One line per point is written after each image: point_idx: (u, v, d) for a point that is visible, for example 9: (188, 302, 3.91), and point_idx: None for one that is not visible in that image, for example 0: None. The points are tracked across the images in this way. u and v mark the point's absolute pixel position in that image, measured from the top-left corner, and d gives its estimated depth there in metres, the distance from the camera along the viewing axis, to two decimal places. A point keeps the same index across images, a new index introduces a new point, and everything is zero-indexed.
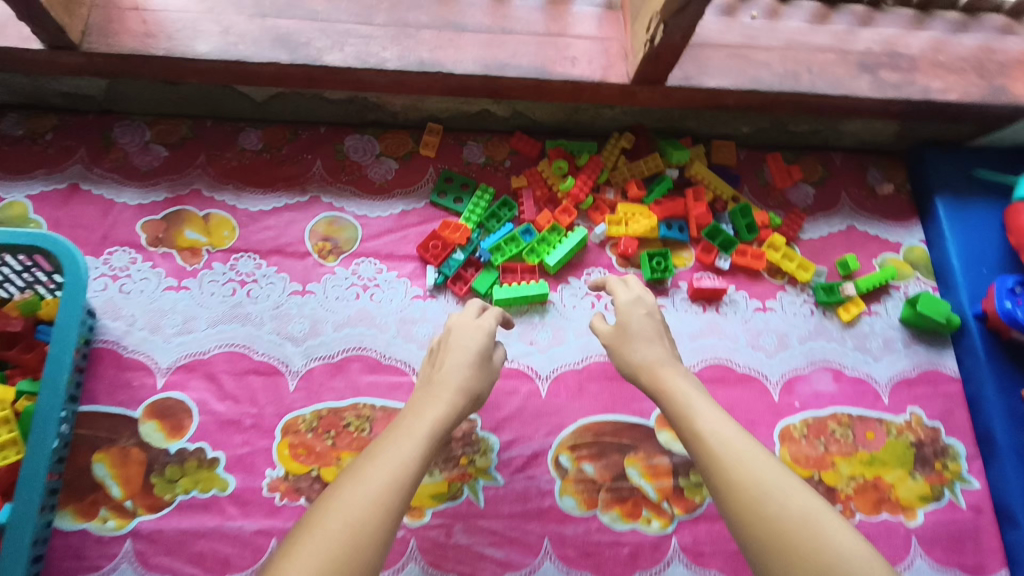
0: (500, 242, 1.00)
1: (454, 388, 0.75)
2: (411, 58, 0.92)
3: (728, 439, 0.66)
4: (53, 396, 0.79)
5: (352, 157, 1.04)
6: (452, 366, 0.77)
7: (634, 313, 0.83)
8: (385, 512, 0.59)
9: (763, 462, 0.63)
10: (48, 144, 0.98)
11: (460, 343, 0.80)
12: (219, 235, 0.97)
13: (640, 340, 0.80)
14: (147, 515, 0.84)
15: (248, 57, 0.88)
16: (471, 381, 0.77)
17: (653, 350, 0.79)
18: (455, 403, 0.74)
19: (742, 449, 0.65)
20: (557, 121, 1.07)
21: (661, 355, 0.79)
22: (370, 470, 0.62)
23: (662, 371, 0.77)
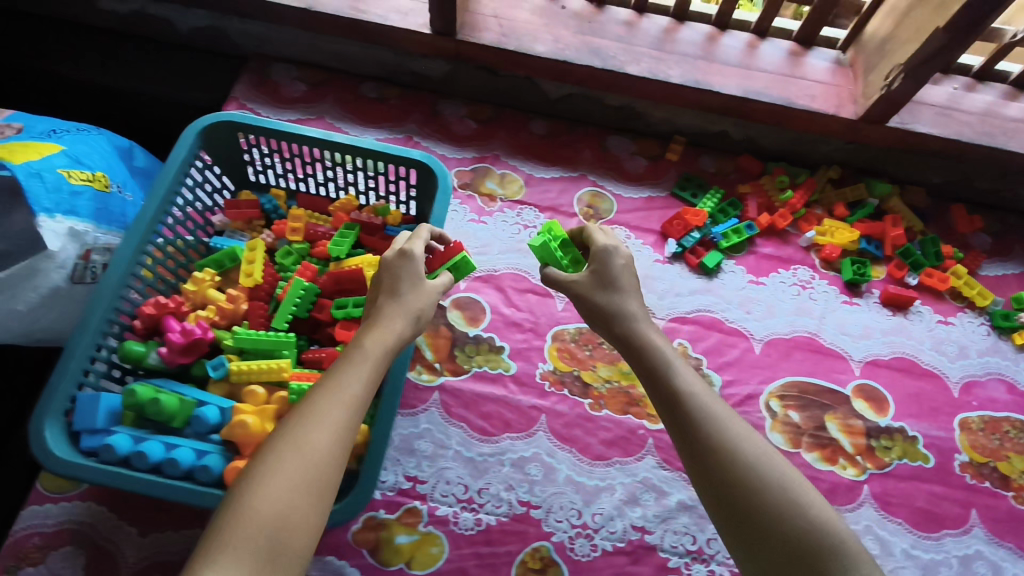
0: (727, 230, 1.23)
1: (391, 331, 0.79)
2: (691, 77, 1.19)
3: (735, 440, 0.70)
4: (430, 259, 0.99)
5: (614, 151, 1.32)
6: (391, 314, 0.80)
7: (631, 296, 0.86)
8: (323, 473, 0.64)
9: (755, 458, 0.69)
10: (394, 106, 1.31)
11: (404, 277, 0.83)
12: (510, 188, 1.24)
13: (640, 320, 0.83)
14: (450, 376, 1.06)
15: (573, 60, 1.18)
16: (412, 303, 0.82)
17: (637, 305, 0.85)
18: (398, 341, 0.78)
19: (721, 424, 0.72)
20: (780, 149, 1.32)
21: (640, 311, 0.84)
22: (305, 435, 0.65)
23: (648, 328, 0.83)
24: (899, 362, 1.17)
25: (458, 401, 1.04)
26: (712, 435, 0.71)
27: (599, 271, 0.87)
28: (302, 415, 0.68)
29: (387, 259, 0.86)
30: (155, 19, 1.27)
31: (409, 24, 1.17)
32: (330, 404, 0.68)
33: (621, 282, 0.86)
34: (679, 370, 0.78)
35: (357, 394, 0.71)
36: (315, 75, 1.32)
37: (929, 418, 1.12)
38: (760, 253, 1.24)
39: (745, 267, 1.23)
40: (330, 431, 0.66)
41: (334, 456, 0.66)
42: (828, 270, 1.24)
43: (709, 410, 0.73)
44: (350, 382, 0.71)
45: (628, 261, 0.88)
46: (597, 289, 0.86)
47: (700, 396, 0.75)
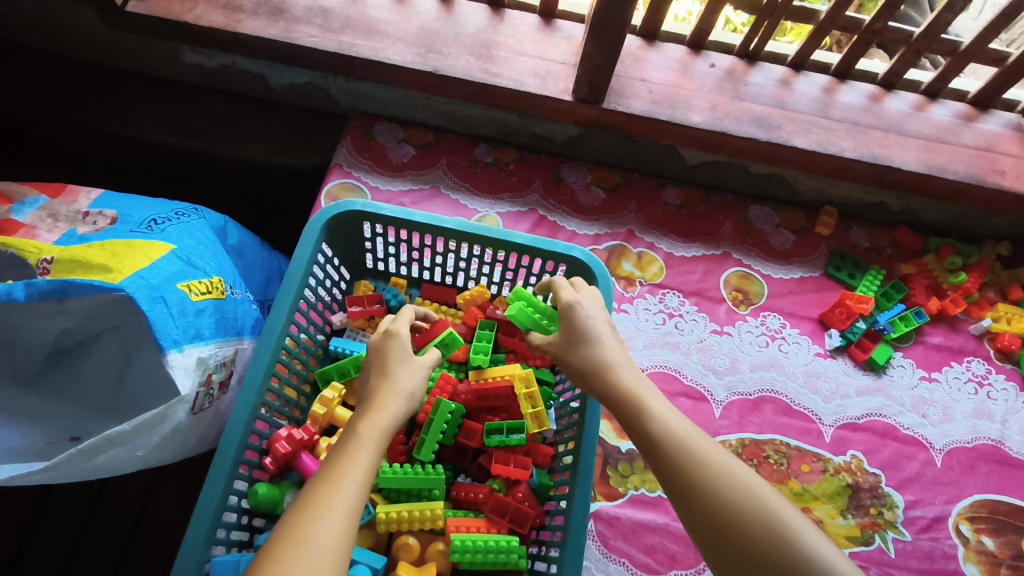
0: (894, 318, 1.10)
1: (391, 416, 0.68)
2: (865, 151, 1.06)
3: (712, 483, 0.61)
4: None
5: (756, 224, 1.18)
6: (389, 397, 0.70)
7: (610, 342, 0.76)
8: (330, 568, 0.54)
9: (752, 501, 0.59)
10: (511, 172, 1.18)
11: (392, 357, 0.74)
12: (649, 270, 1.11)
13: (618, 368, 0.73)
14: (604, 501, 0.93)
15: (733, 131, 1.05)
16: (410, 384, 0.73)
17: (612, 351, 0.75)
18: (394, 424, 0.68)
19: (722, 466, 0.62)
20: (942, 222, 1.18)
21: (618, 356, 0.74)
22: (311, 533, 0.55)
23: (619, 373, 0.73)
24: None
25: (616, 533, 0.91)
26: (709, 481, 0.61)
27: (569, 325, 0.77)
28: (302, 513, 0.57)
29: (375, 342, 0.77)
30: (249, 75, 1.14)
31: (553, 91, 1.05)
32: (333, 494, 0.58)
33: (595, 331, 0.76)
34: (658, 413, 0.68)
35: (360, 486, 0.60)
36: (422, 135, 1.19)
37: None
38: (929, 343, 1.11)
39: (914, 360, 1.09)
40: (340, 521, 0.57)
41: (341, 552, 0.55)
42: (1004, 362, 1.11)
43: (693, 452, 0.64)
44: (354, 473, 0.61)
45: (597, 304, 0.79)
46: (573, 344, 0.76)
47: (686, 437, 0.65)
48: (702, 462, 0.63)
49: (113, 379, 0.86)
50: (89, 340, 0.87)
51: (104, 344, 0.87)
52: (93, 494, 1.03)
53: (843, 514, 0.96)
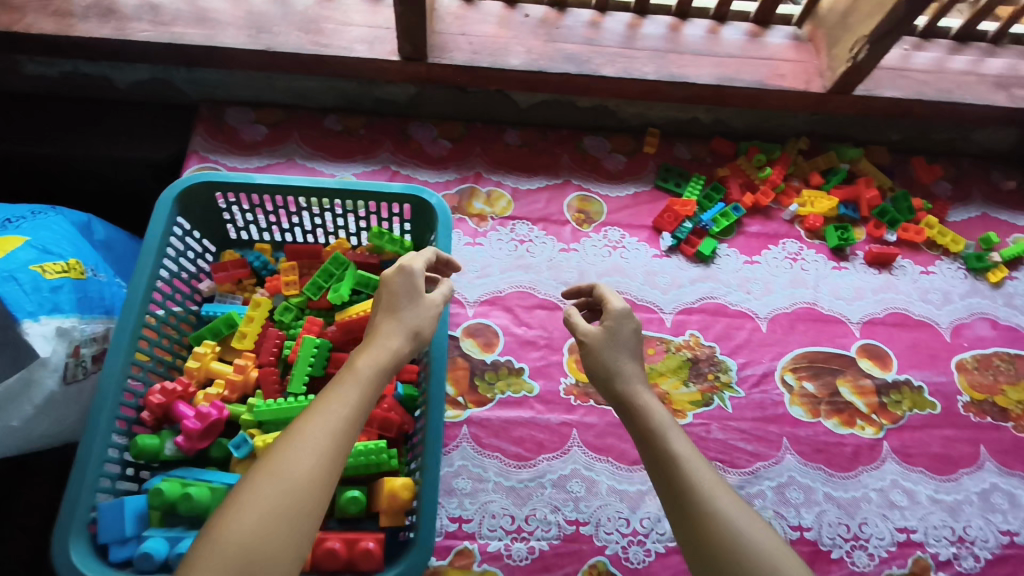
0: (715, 216, 1.26)
1: (388, 351, 0.75)
2: (665, 72, 1.20)
3: (703, 499, 0.69)
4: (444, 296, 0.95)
5: (591, 152, 1.31)
6: (387, 336, 0.76)
7: (632, 357, 0.85)
8: (297, 493, 0.61)
9: (733, 521, 0.67)
10: (362, 136, 1.27)
11: (397, 295, 0.80)
12: (498, 205, 1.23)
13: (635, 382, 0.82)
14: (475, 408, 1.05)
15: (548, 69, 1.17)
16: (410, 323, 0.79)
17: (634, 364, 0.84)
18: (386, 366, 0.74)
19: (716, 488, 0.70)
20: (750, 127, 1.34)
21: (637, 370, 0.83)
22: (288, 457, 0.63)
23: (638, 386, 0.82)
24: (895, 317, 1.22)
25: (487, 432, 1.03)
26: (701, 493, 0.69)
27: (610, 330, 0.86)
28: (293, 439, 0.65)
29: (387, 279, 0.82)
30: (92, 78, 1.19)
31: (379, 54, 1.15)
32: (315, 427, 0.66)
33: (632, 345, 0.85)
34: (674, 437, 0.76)
35: (344, 421, 0.67)
36: (273, 115, 1.27)
37: (930, 366, 1.18)
38: (748, 232, 1.27)
39: (738, 249, 1.25)
40: (315, 458, 0.63)
41: (314, 484, 0.62)
42: (813, 239, 1.29)
43: (696, 470, 0.72)
44: (337, 406, 0.68)
45: (627, 322, 0.87)
46: (608, 347, 0.85)
47: (690, 458, 0.73)
48: (699, 483, 0.70)
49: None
50: None
51: None
52: None
53: (685, 383, 1.11)
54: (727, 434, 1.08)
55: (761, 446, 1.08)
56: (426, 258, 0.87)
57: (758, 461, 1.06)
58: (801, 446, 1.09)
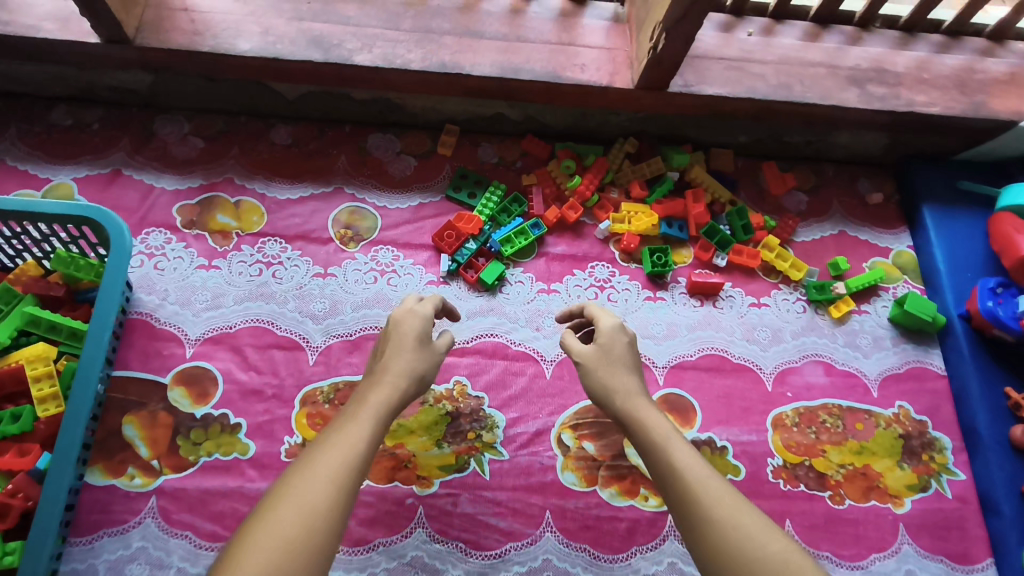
0: (509, 234, 1.06)
1: (390, 392, 0.73)
2: (433, 60, 0.99)
3: (726, 516, 0.62)
4: (95, 349, 0.85)
5: (374, 154, 1.11)
6: (395, 371, 0.75)
7: (634, 373, 0.80)
8: (312, 528, 0.56)
9: (749, 536, 0.60)
10: (95, 132, 1.07)
11: (407, 337, 0.79)
12: (248, 219, 1.04)
13: (638, 397, 0.77)
14: (172, 474, 0.89)
15: (285, 55, 0.96)
16: (415, 365, 0.77)
17: (629, 379, 0.79)
18: (394, 402, 0.72)
19: (728, 501, 0.64)
20: (568, 125, 1.13)
21: (636, 385, 0.78)
22: (294, 490, 0.59)
23: (640, 403, 0.76)
24: (709, 361, 1.04)
25: (180, 505, 0.87)
26: (717, 511, 0.63)
27: (606, 350, 0.81)
28: (286, 488, 0.60)
29: (396, 319, 0.81)
30: None
31: (75, 34, 0.95)
32: (333, 456, 0.63)
33: (625, 360, 0.80)
34: (676, 445, 0.70)
35: (362, 449, 0.65)
36: None
37: (740, 422, 1.01)
38: (551, 254, 1.08)
39: (535, 274, 1.07)
40: (322, 500, 0.58)
41: (332, 513, 0.58)
42: (629, 262, 1.10)
43: (704, 489, 0.65)
44: (351, 447, 0.64)
45: (621, 332, 0.83)
46: (605, 366, 0.80)
47: (700, 473, 0.67)
48: (718, 501, 0.64)
49: None
50: None
51: None
52: None
53: (438, 444, 0.94)
54: (476, 507, 0.91)
55: (515, 522, 0.91)
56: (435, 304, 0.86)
57: (509, 542, 0.90)
58: (566, 522, 0.92)
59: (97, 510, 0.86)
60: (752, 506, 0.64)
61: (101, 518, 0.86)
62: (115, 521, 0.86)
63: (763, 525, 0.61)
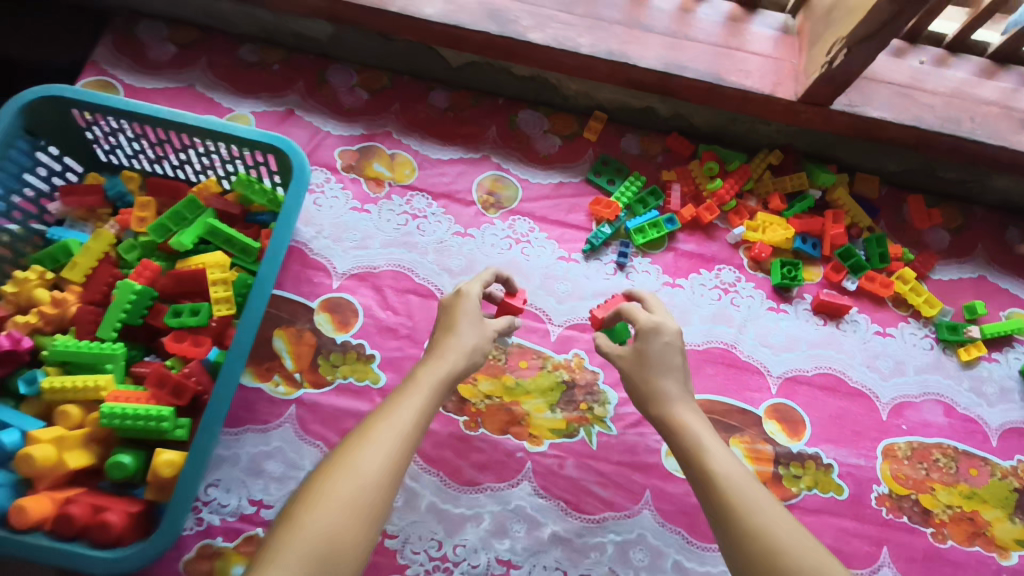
0: (644, 224, 1.09)
1: (449, 366, 0.77)
2: (602, 47, 1.02)
3: (760, 521, 0.65)
4: (272, 268, 0.88)
5: (523, 128, 1.16)
6: (450, 348, 0.79)
7: (678, 375, 0.82)
8: (372, 495, 0.62)
9: (785, 536, 0.64)
10: (275, 73, 1.15)
11: (464, 315, 0.83)
12: (401, 171, 1.11)
13: (678, 403, 0.80)
14: (311, 389, 0.96)
15: (464, 24, 1.02)
16: (466, 343, 0.81)
17: (670, 382, 0.81)
18: (446, 381, 0.76)
19: (757, 502, 0.67)
20: (715, 128, 1.15)
21: (676, 389, 0.81)
22: (353, 455, 0.64)
23: (675, 406, 0.80)
24: (824, 380, 1.04)
25: (315, 417, 0.94)
26: (744, 514, 0.66)
27: (643, 347, 0.83)
28: (340, 457, 0.65)
29: (448, 303, 0.85)
30: None
31: None
32: (391, 428, 0.68)
33: (666, 360, 0.82)
34: (712, 452, 0.74)
35: (409, 432, 0.68)
36: (188, 35, 1.16)
37: (850, 445, 1.01)
38: (680, 250, 1.10)
39: (662, 266, 1.09)
40: (369, 472, 0.63)
41: (378, 496, 0.63)
42: (756, 271, 1.10)
43: (740, 491, 0.68)
44: (387, 427, 0.68)
45: (673, 335, 0.84)
46: (641, 366, 0.83)
47: (732, 476, 0.70)
48: (749, 504, 0.67)
49: None
50: None
51: None
52: None
53: (551, 408, 0.99)
54: (581, 473, 0.95)
55: (617, 494, 0.94)
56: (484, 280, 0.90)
57: (608, 511, 0.93)
58: (664, 504, 0.94)
59: (245, 408, 0.94)
60: (778, 504, 0.68)
61: (246, 415, 0.93)
62: (257, 420, 0.94)
63: (795, 528, 0.65)
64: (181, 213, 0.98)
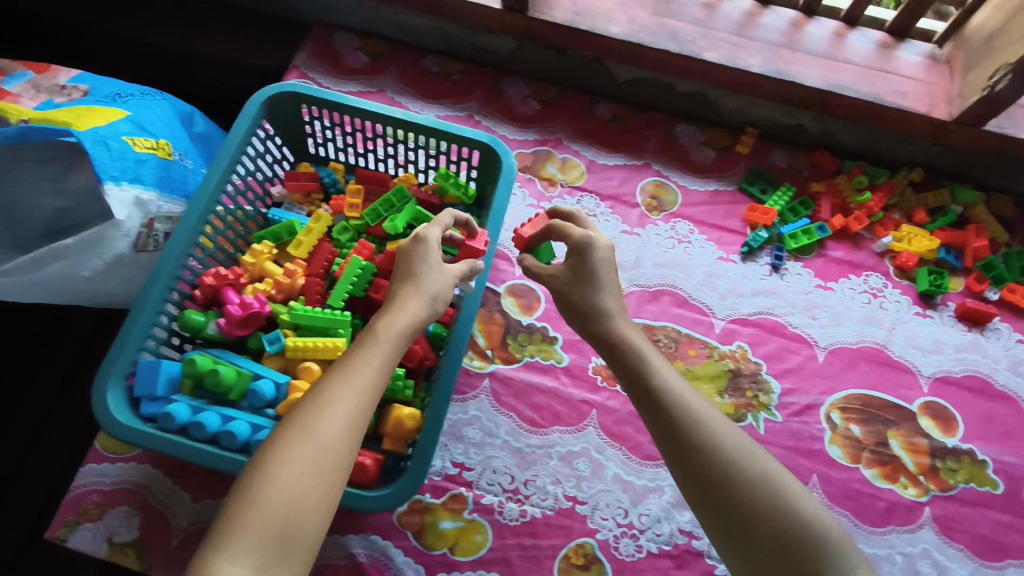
0: (796, 231, 1.18)
1: (410, 317, 0.76)
2: (772, 67, 1.13)
3: (711, 451, 0.67)
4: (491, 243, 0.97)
5: (681, 140, 1.26)
6: (413, 296, 0.77)
7: (625, 315, 0.83)
8: (334, 460, 0.62)
9: (755, 466, 0.66)
10: (456, 82, 1.27)
11: (433, 261, 0.81)
12: (571, 174, 1.21)
13: (616, 317, 0.82)
14: (502, 364, 1.05)
15: (647, 43, 1.12)
16: (433, 292, 0.79)
17: (612, 299, 0.83)
18: (406, 335, 0.74)
19: (735, 443, 0.68)
20: (860, 146, 1.25)
21: (617, 306, 0.83)
22: (320, 418, 0.63)
23: (618, 321, 0.82)
24: (972, 382, 1.11)
25: (508, 390, 1.03)
26: (696, 432, 0.69)
27: (579, 264, 0.85)
28: (306, 414, 0.64)
29: (405, 248, 0.82)
30: None
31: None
32: (353, 389, 0.66)
33: (600, 275, 0.83)
34: (665, 372, 0.76)
35: (370, 391, 0.67)
36: (377, 46, 1.29)
37: (1000, 443, 1.06)
38: (830, 256, 1.18)
39: (813, 270, 1.17)
40: (333, 436, 0.62)
41: (332, 461, 0.62)
42: (901, 279, 1.18)
43: (706, 426, 0.69)
44: (349, 390, 0.66)
45: (608, 252, 0.86)
46: (579, 283, 0.84)
47: (698, 406, 0.72)
48: (716, 441, 0.68)
49: (67, 231, 0.95)
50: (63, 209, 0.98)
51: (68, 197, 0.95)
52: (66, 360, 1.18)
53: (720, 394, 1.05)
54: None
55: None
56: (444, 225, 0.86)
57: None
58: (830, 487, 1.01)
59: None
60: (744, 434, 0.70)
61: None
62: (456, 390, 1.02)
63: (751, 454, 0.67)
64: (389, 202, 1.08)
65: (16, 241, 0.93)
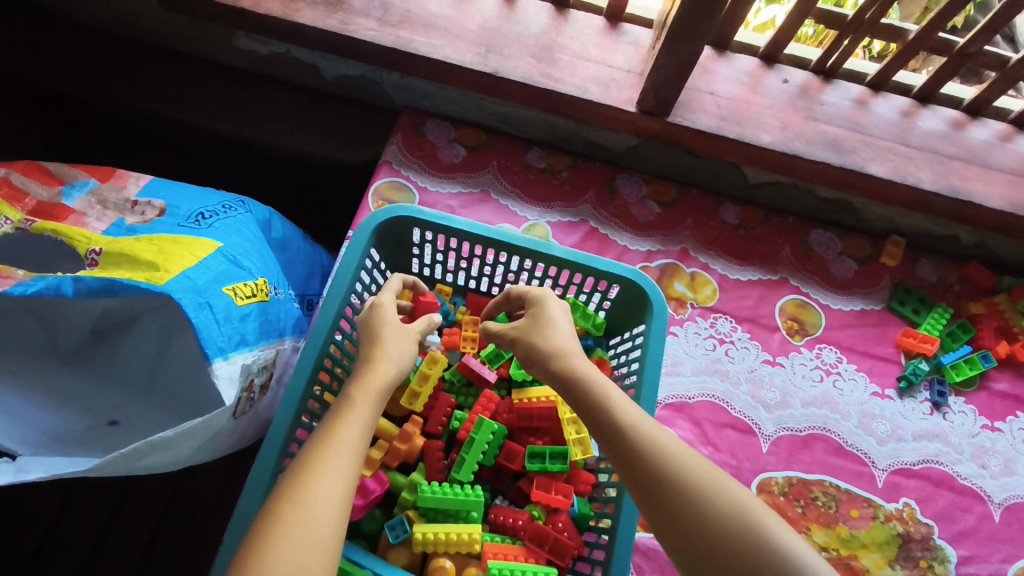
0: (959, 360, 1.04)
1: (382, 377, 0.69)
2: (945, 184, 0.99)
3: (680, 484, 0.56)
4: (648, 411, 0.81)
5: (817, 250, 1.12)
6: (383, 358, 0.71)
7: (575, 340, 0.74)
8: (334, 530, 0.54)
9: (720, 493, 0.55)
10: (564, 180, 1.12)
11: (390, 320, 0.76)
12: (701, 292, 1.07)
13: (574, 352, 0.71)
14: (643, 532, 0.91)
15: (804, 153, 0.98)
16: (404, 354, 0.73)
17: (565, 336, 0.73)
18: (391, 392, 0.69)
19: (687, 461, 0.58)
20: (1018, 259, 1.14)
21: (571, 342, 0.72)
22: (317, 487, 0.56)
23: (573, 358, 0.70)
24: None
25: (653, 566, 0.88)
26: (659, 464, 0.58)
27: (539, 313, 0.77)
28: (298, 484, 0.56)
29: (366, 315, 0.77)
30: (301, 63, 1.10)
31: (598, 94, 0.99)
32: (346, 455, 0.59)
33: (559, 319, 0.75)
34: (620, 399, 0.64)
35: (358, 454, 0.61)
36: (474, 137, 1.14)
37: None
38: (994, 389, 1.05)
39: (977, 407, 1.04)
40: (332, 506, 0.55)
41: (337, 535, 0.55)
42: None
43: (664, 452, 0.59)
44: (349, 439, 0.61)
45: (564, 306, 0.79)
46: (535, 326, 0.75)
47: (648, 428, 0.61)
48: (674, 465, 0.58)
49: (152, 366, 0.84)
50: (131, 320, 0.85)
51: (143, 327, 0.85)
52: (120, 493, 1.08)
53: (891, 565, 0.92)
54: None
55: None
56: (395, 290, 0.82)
57: None
58: None
59: None
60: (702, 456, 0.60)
61: None
62: None
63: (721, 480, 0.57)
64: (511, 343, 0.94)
65: (56, 342, 0.82)
